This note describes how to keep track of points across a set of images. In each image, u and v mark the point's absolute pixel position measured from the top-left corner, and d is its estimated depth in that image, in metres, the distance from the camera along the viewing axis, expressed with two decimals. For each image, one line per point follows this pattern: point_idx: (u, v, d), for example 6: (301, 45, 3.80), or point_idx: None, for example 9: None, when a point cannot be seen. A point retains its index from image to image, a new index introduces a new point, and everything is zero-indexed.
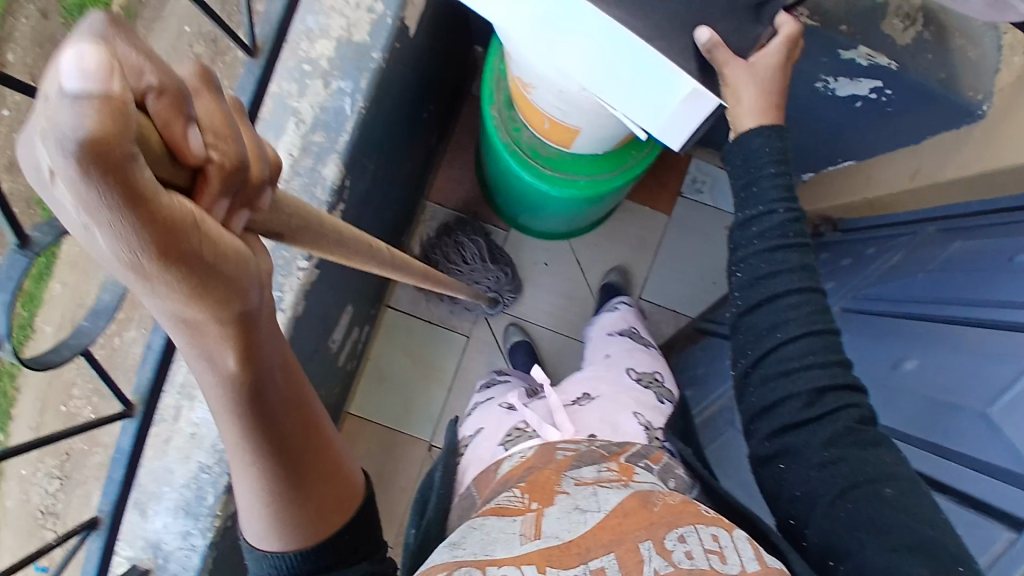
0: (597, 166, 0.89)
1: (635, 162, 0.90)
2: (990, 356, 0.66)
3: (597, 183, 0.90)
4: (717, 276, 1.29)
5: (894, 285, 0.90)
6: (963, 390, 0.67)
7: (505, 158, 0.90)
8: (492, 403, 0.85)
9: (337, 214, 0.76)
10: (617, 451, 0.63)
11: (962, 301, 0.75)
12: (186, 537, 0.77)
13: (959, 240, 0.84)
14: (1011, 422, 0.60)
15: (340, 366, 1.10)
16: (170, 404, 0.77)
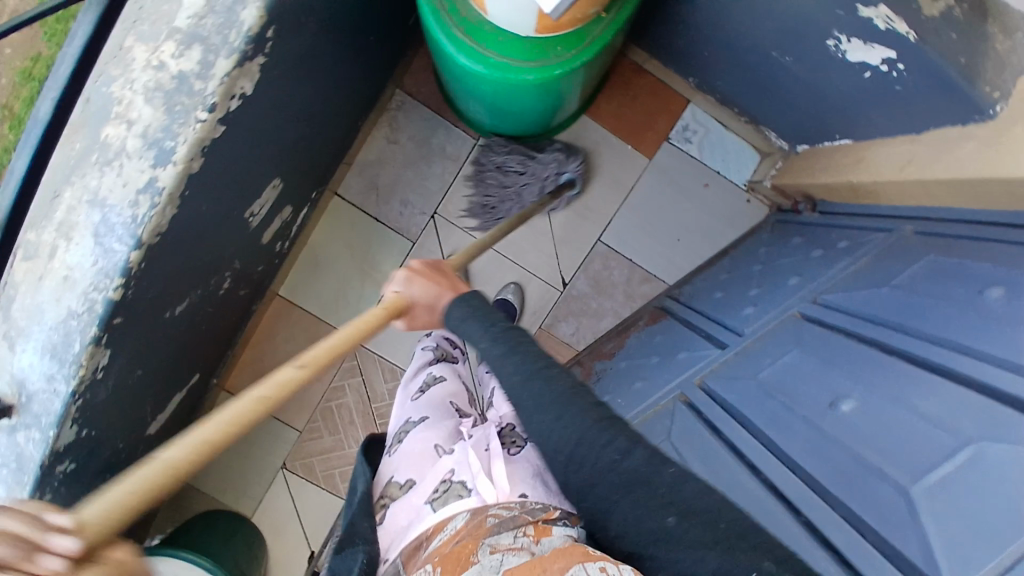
0: (513, 48, 0.74)
1: (556, 61, 0.74)
2: (912, 386, 0.61)
3: (507, 70, 0.75)
4: (682, 234, 1.23)
5: (859, 296, 0.80)
6: (881, 447, 0.57)
7: (420, 2, 0.75)
8: (411, 439, 0.72)
9: (252, 68, 0.68)
10: (540, 516, 0.59)
11: (918, 335, 0.67)
12: (54, 382, 0.71)
13: (931, 256, 0.76)
14: (936, 517, 0.49)
15: (264, 244, 1.04)
16: (44, 240, 0.67)
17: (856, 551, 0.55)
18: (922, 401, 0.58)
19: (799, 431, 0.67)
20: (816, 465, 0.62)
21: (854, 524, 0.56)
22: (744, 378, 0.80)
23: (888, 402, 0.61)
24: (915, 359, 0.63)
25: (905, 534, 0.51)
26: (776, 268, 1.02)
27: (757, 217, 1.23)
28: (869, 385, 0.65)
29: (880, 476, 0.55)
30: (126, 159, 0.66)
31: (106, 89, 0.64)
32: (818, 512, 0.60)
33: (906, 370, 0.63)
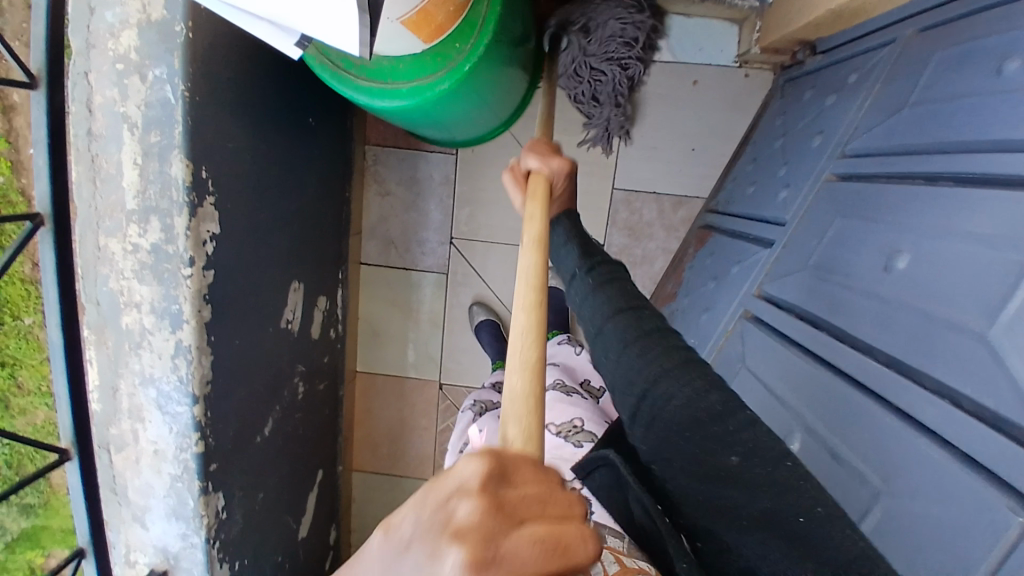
0: (418, 67, 0.74)
1: (460, 58, 0.74)
2: (954, 211, 0.52)
3: (424, 88, 0.76)
4: (694, 140, 1.14)
5: (879, 130, 0.69)
6: (942, 295, 0.50)
7: (317, 74, 0.76)
8: None
9: (207, 210, 0.73)
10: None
11: (951, 147, 0.57)
12: (187, 538, 0.79)
13: (943, 47, 0.65)
14: (1023, 355, 0.42)
15: (317, 338, 1.10)
16: (125, 429, 0.76)
17: (955, 430, 0.46)
18: (973, 223, 0.50)
19: (867, 312, 0.58)
20: (884, 339, 0.55)
21: (947, 394, 0.48)
22: (795, 269, 0.72)
23: (938, 237, 0.53)
24: (958, 179, 0.54)
25: (999, 388, 0.43)
26: (795, 131, 0.92)
27: (764, 86, 1.11)
28: (913, 226, 0.57)
29: (953, 329, 0.48)
30: (151, 336, 0.73)
31: (105, 288, 0.71)
32: (906, 390, 0.52)
33: (943, 194, 0.54)
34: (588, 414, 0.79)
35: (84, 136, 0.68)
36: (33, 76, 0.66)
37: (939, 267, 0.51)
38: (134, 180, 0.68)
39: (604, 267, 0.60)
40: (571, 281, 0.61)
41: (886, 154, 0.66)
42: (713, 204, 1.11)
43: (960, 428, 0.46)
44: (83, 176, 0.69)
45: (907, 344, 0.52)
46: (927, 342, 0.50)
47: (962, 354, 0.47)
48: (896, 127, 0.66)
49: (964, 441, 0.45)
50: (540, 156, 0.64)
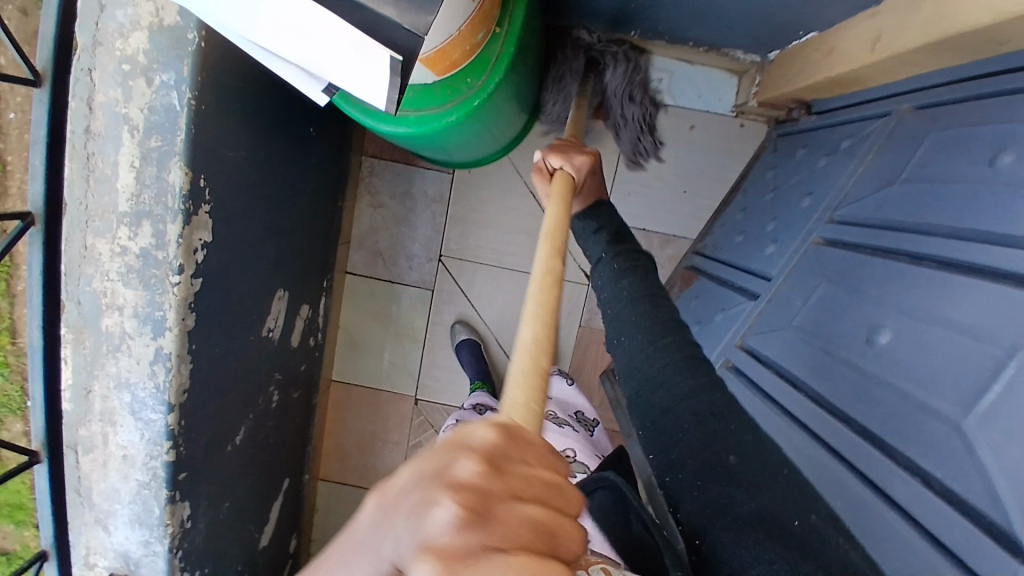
0: (426, 98, 0.74)
1: (471, 92, 0.74)
2: (934, 296, 0.55)
3: (429, 119, 0.75)
4: (687, 184, 1.17)
5: (868, 202, 0.72)
6: (920, 379, 0.52)
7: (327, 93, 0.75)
8: None
9: (202, 218, 0.72)
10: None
11: (936, 233, 0.60)
12: (150, 544, 0.78)
13: (934, 132, 0.68)
14: (994, 448, 0.44)
15: (296, 345, 1.09)
16: (95, 431, 0.74)
17: (933, 517, 0.49)
18: (952, 311, 0.53)
19: (845, 376, 0.61)
20: (863, 412, 0.57)
21: (918, 472, 0.51)
22: (779, 327, 0.74)
23: (920, 320, 0.55)
24: (942, 267, 0.56)
25: (971, 475, 0.46)
26: (786, 188, 0.94)
27: (759, 137, 1.14)
28: (894, 304, 0.59)
29: (931, 415, 0.50)
30: (131, 340, 0.72)
31: (88, 288, 0.70)
32: (880, 467, 0.54)
33: (925, 279, 0.57)
34: (579, 446, 0.86)
35: (80, 133, 0.66)
36: (36, 74, 0.64)
37: (919, 350, 0.54)
38: (130, 182, 0.67)
39: (632, 254, 0.73)
40: (597, 266, 0.74)
41: (872, 227, 0.69)
42: (700, 246, 1.13)
43: (935, 512, 0.48)
44: (77, 174, 0.67)
45: (879, 416, 0.55)
46: (903, 429, 0.52)
47: (936, 442, 0.49)
48: (885, 203, 0.69)
49: (938, 526, 0.48)
50: (563, 155, 0.77)
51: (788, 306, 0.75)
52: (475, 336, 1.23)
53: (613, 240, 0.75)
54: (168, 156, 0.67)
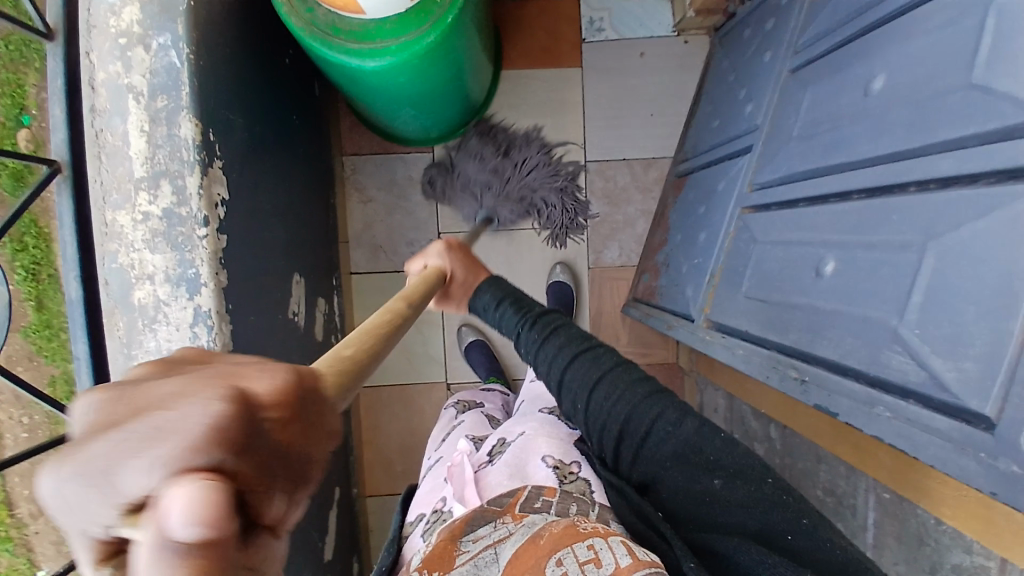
0: (404, 25, 0.79)
1: (442, 10, 0.79)
2: (910, 25, 0.59)
3: (410, 45, 0.80)
4: (652, 107, 1.24)
5: (823, 16, 0.78)
6: (923, 85, 0.56)
7: (307, 44, 0.80)
8: (432, 476, 0.83)
9: (216, 172, 0.73)
10: (509, 501, 0.65)
11: None
12: None
13: None
14: (1003, 75, 0.47)
15: (322, 341, 1.08)
16: None
17: (965, 162, 0.48)
18: (930, 23, 0.56)
19: (859, 134, 0.63)
20: (881, 143, 0.59)
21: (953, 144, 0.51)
22: (783, 147, 0.78)
23: (906, 50, 0.59)
24: (905, 2, 0.61)
25: (997, 110, 0.47)
26: (745, 64, 1.00)
27: (702, 47, 1.23)
28: (879, 58, 0.63)
29: (945, 96, 0.52)
30: (166, 307, 0.71)
31: (114, 265, 0.69)
32: (918, 168, 0.54)
33: (896, 21, 0.61)
34: None
35: (87, 113, 0.68)
36: (50, 31, 0.67)
37: (915, 67, 0.57)
38: (142, 146, 0.69)
39: (548, 317, 0.71)
40: (519, 337, 0.71)
41: (834, 29, 0.74)
42: (682, 155, 1.18)
43: (969, 157, 0.48)
44: (88, 153, 0.68)
45: (898, 128, 0.57)
46: (924, 125, 0.54)
47: (958, 109, 0.50)
48: (837, 6, 0.74)
49: (979, 165, 0.47)
50: (421, 254, 0.79)
51: (785, 132, 0.79)
52: (483, 337, 1.24)
53: (525, 307, 0.72)
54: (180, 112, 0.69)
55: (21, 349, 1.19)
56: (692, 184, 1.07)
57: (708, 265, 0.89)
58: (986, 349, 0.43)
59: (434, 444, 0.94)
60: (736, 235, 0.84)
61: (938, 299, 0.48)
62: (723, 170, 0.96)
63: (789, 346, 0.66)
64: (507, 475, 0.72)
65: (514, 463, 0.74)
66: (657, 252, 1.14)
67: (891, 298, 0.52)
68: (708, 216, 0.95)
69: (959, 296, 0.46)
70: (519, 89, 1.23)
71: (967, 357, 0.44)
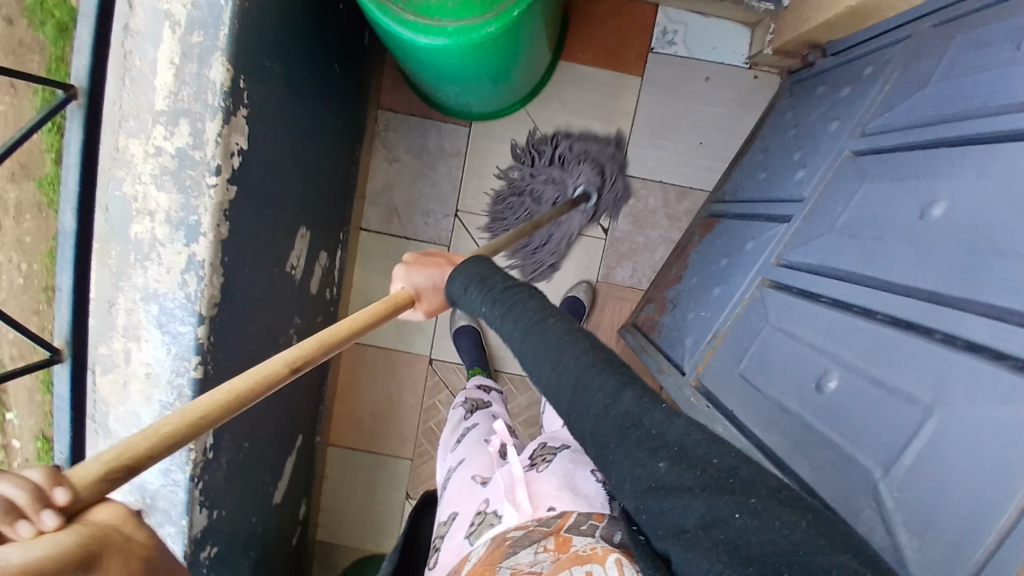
0: (465, 8, 0.74)
1: (509, 2, 0.75)
2: (986, 161, 0.55)
3: (469, 31, 0.75)
4: (702, 135, 1.19)
5: (901, 108, 0.73)
6: (980, 233, 0.53)
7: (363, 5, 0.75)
8: (462, 481, 0.76)
9: (239, 121, 0.70)
10: (557, 523, 0.58)
11: (974, 112, 0.60)
12: (170, 475, 0.74)
13: (959, 35, 0.70)
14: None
15: (315, 295, 1.07)
16: (117, 349, 0.71)
17: (1001, 336, 0.47)
18: (1008, 168, 0.53)
19: (900, 256, 0.60)
20: (922, 276, 0.56)
21: (993, 311, 0.49)
22: (821, 234, 0.74)
23: (974, 186, 0.55)
24: (989, 134, 0.57)
25: None
26: (808, 124, 0.95)
27: (771, 86, 1.17)
28: (945, 182, 0.59)
29: (1000, 257, 0.49)
30: (161, 248, 0.69)
31: (118, 192, 0.68)
32: (950, 320, 0.52)
33: (973, 150, 0.58)
34: None
35: (120, 31, 0.64)
36: None
37: (979, 208, 0.54)
38: (168, 79, 0.66)
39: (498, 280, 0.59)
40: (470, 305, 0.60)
41: (908, 128, 0.70)
42: (719, 195, 1.14)
43: (1004, 334, 0.47)
44: (112, 72, 0.65)
45: (942, 269, 0.55)
46: (968, 278, 0.51)
47: (1008, 277, 0.48)
48: (918, 104, 0.70)
49: (1009, 347, 0.46)
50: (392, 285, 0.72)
51: (827, 218, 0.75)
52: (475, 324, 1.23)
53: (487, 284, 0.59)
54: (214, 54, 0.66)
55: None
56: (721, 230, 1.03)
57: (712, 324, 0.87)
58: (957, 541, 0.44)
59: (445, 448, 0.90)
60: (749, 305, 0.82)
61: (928, 466, 0.48)
62: (755, 230, 0.92)
63: (770, 447, 0.66)
64: (556, 483, 0.65)
65: (561, 472, 0.67)
66: (668, 286, 1.12)
67: (885, 448, 0.52)
68: (727, 273, 0.92)
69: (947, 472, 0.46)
70: (573, 84, 1.18)
71: (938, 541, 0.45)
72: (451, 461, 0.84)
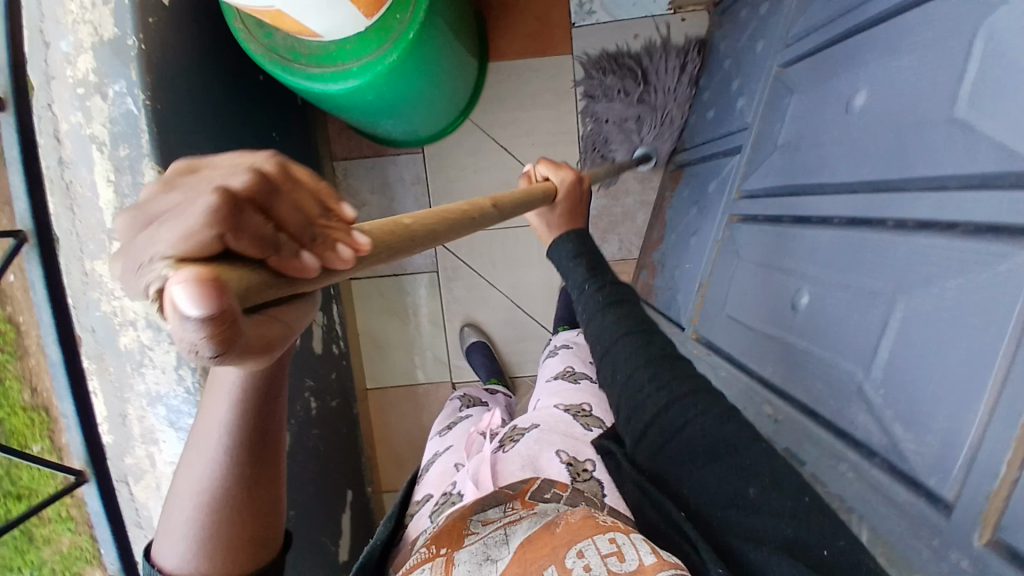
0: (365, 45, 0.77)
1: (403, 26, 0.76)
2: (894, 37, 0.54)
3: (375, 64, 0.77)
4: None
5: (813, 7, 0.71)
6: (905, 108, 0.51)
7: (269, 72, 0.77)
8: (440, 465, 0.77)
9: None
10: (522, 489, 0.60)
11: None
12: None
13: None
14: (984, 114, 0.43)
15: (321, 352, 1.10)
16: (141, 456, 0.75)
17: (943, 208, 0.45)
18: (913, 37, 0.51)
19: (842, 156, 0.59)
20: (862, 170, 0.55)
21: (933, 185, 0.47)
22: (768, 155, 0.73)
23: (889, 65, 0.54)
24: (891, 8, 0.55)
25: (981, 155, 0.42)
26: (740, 49, 0.94)
27: (701, 25, 1.15)
28: (863, 68, 0.58)
29: (926, 130, 0.48)
30: (152, 352, 0.72)
31: (99, 312, 0.72)
32: (896, 205, 0.50)
33: (878, 30, 0.56)
34: (596, 401, 0.81)
35: (56, 166, 0.69)
36: None
37: (898, 86, 0.52)
38: (110, 196, 0.69)
39: (614, 288, 0.69)
40: (580, 296, 0.70)
41: (822, 26, 0.68)
42: (680, 144, 1.13)
43: (950, 204, 0.45)
44: (62, 206, 0.70)
45: (880, 156, 0.53)
46: (904, 159, 0.50)
47: (939, 146, 0.46)
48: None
49: (958, 214, 0.44)
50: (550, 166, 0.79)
51: (772, 138, 0.74)
52: (484, 338, 1.24)
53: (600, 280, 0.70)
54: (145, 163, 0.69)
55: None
56: (688, 178, 1.02)
57: (696, 272, 0.86)
58: (949, 423, 0.43)
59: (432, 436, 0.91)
60: (724, 245, 0.81)
61: (904, 356, 0.47)
62: (716, 169, 0.91)
63: (768, 379, 0.65)
64: (520, 464, 0.67)
65: (527, 454, 0.69)
66: (655, 247, 1.11)
67: (861, 348, 0.52)
68: (700, 218, 0.91)
69: (926, 358, 0.45)
70: (509, 81, 1.19)
71: (930, 429, 0.44)
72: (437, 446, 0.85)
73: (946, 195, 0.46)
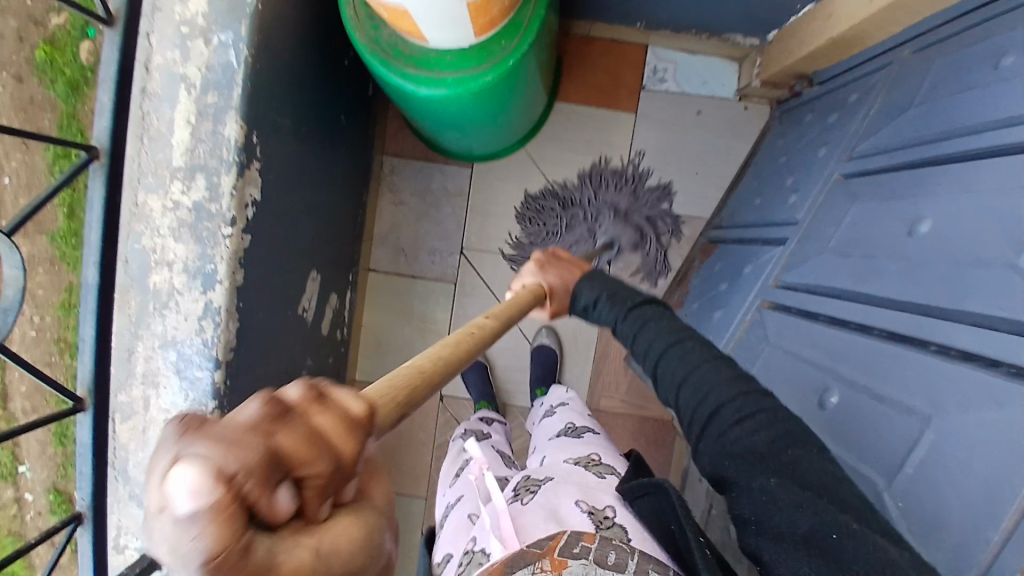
0: (465, 60, 0.79)
1: (505, 53, 0.79)
2: (967, 178, 0.57)
3: (468, 80, 0.80)
4: (699, 166, 1.22)
5: (885, 131, 0.75)
6: (966, 245, 0.54)
7: (366, 60, 0.80)
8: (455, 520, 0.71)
9: (252, 173, 0.74)
10: (549, 545, 0.56)
11: (951, 134, 0.62)
12: None
13: (933, 60, 0.72)
14: None
15: (326, 335, 1.10)
16: (135, 396, 0.73)
17: (986, 345, 0.49)
18: (987, 185, 0.55)
19: (892, 272, 0.61)
20: (913, 291, 0.58)
21: (984, 323, 0.50)
22: (815, 254, 0.76)
23: (955, 203, 0.57)
24: (968, 152, 0.59)
25: None
26: (799, 151, 0.98)
27: (762, 118, 1.21)
28: (929, 201, 0.61)
29: (983, 271, 0.51)
30: (179, 296, 0.72)
31: (138, 244, 0.71)
32: (941, 331, 0.53)
33: (950, 169, 0.60)
34: (604, 448, 0.74)
35: (139, 94, 0.69)
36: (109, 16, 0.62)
37: (960, 226, 0.56)
38: (185, 137, 0.70)
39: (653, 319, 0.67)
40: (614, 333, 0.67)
41: (890, 151, 0.72)
42: (717, 221, 1.17)
43: (998, 343, 0.48)
44: (133, 133, 0.69)
45: (930, 284, 0.56)
46: (956, 289, 0.53)
47: (995, 291, 0.49)
48: (902, 126, 0.72)
49: (1002, 354, 0.47)
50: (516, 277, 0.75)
51: (821, 240, 0.77)
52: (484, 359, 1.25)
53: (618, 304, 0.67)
54: (229, 117, 0.71)
55: (44, 252, 1.20)
56: (721, 256, 1.05)
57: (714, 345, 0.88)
58: (958, 549, 0.46)
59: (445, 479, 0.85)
60: (750, 326, 0.83)
61: (928, 475, 0.50)
62: (754, 253, 0.94)
63: None
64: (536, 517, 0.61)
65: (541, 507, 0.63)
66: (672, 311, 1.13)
67: (888, 460, 0.55)
68: (728, 295, 0.93)
69: (950, 481, 0.48)
70: (568, 122, 1.22)
71: (941, 553, 0.47)
72: (449, 496, 0.79)
73: (1000, 336, 0.48)
